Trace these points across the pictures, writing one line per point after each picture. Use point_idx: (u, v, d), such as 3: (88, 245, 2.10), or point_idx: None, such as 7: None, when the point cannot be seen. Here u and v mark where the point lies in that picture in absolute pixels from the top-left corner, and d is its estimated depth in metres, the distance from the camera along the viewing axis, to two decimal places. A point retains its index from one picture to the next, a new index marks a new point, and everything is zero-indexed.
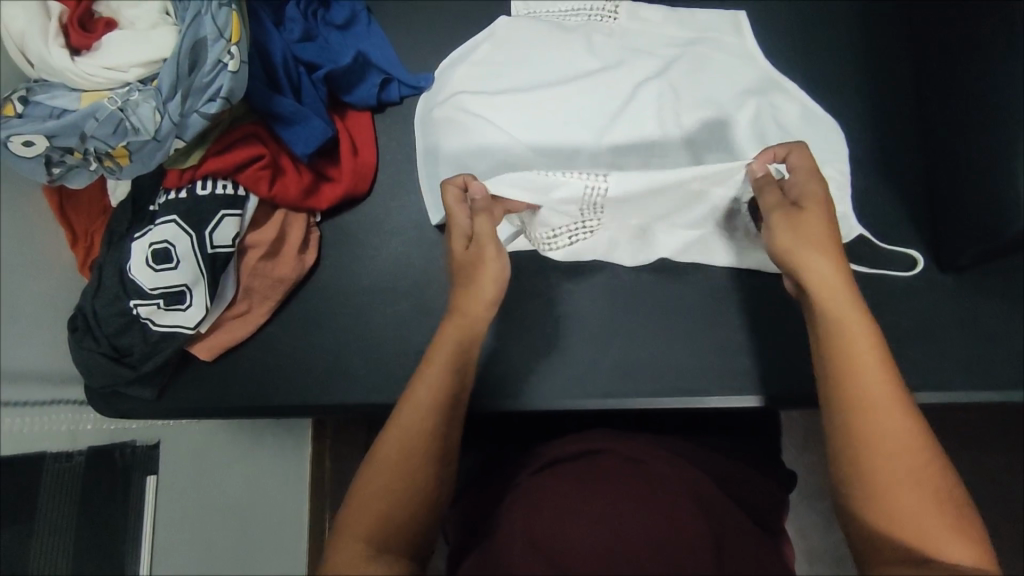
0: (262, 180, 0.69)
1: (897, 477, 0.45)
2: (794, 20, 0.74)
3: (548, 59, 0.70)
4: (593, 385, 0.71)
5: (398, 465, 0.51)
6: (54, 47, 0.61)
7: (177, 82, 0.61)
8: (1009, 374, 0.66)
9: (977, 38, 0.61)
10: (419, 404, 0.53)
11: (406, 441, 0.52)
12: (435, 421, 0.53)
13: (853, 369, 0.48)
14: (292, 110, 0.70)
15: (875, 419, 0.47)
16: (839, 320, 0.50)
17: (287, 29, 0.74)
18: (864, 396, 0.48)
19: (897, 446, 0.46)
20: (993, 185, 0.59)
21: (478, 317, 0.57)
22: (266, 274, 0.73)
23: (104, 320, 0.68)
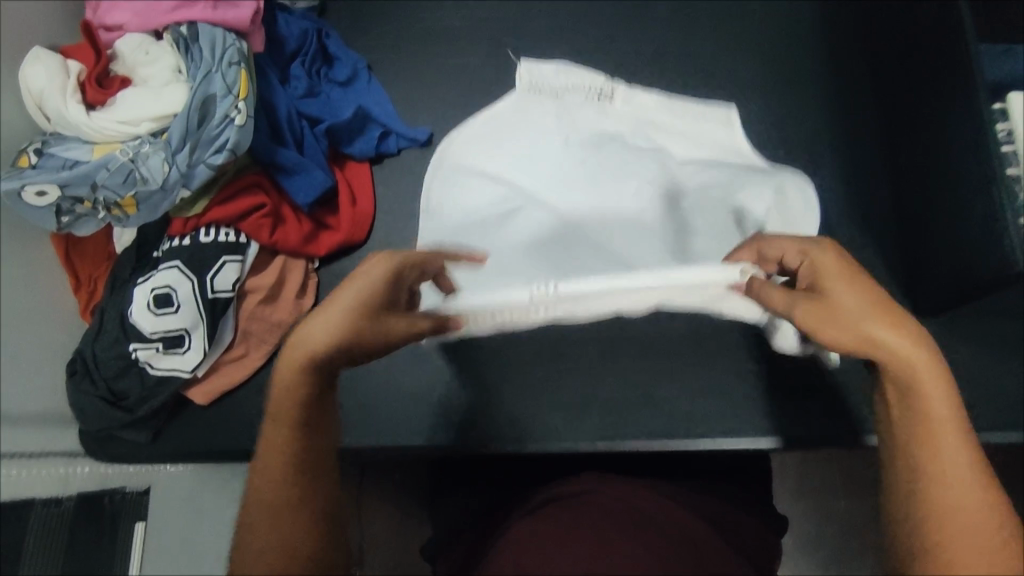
0: (264, 228, 0.72)
1: (964, 555, 0.47)
2: (768, 80, 0.79)
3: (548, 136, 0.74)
4: (582, 429, 0.72)
5: (265, 534, 0.51)
6: (71, 102, 0.65)
7: (186, 136, 0.65)
8: (991, 416, 0.67)
9: (935, 99, 0.66)
10: (268, 466, 0.52)
11: (267, 509, 0.51)
12: (285, 481, 0.51)
13: (933, 444, 0.50)
14: (293, 162, 0.73)
15: (953, 494, 0.49)
16: (920, 395, 0.50)
17: (291, 87, 0.78)
18: (942, 466, 0.49)
19: (970, 523, 0.48)
20: (964, 233, 0.63)
21: (314, 350, 0.51)
22: (263, 317, 0.75)
23: (103, 363, 0.69)
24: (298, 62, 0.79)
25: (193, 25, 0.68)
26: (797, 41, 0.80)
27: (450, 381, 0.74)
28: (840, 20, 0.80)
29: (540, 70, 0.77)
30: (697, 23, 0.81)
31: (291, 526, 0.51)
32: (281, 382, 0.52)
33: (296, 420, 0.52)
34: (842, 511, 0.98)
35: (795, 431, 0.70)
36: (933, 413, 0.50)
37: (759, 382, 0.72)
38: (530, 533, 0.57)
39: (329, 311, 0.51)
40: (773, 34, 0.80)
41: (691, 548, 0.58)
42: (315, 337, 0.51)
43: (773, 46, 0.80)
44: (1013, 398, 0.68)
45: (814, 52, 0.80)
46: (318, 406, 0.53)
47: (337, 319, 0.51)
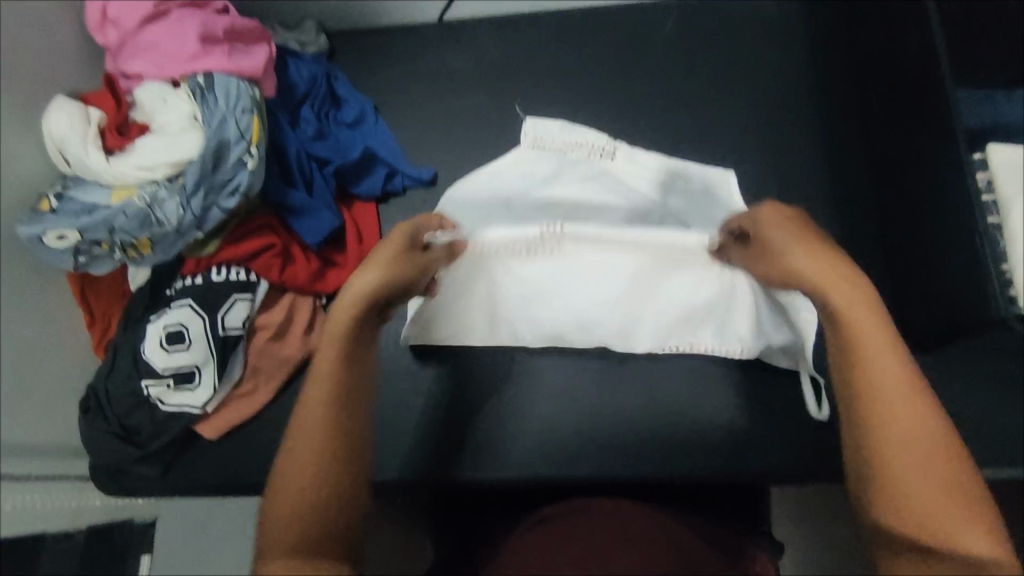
0: (274, 267, 0.75)
1: (911, 474, 0.48)
2: (763, 121, 0.82)
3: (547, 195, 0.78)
4: (583, 462, 0.73)
5: (310, 469, 0.53)
6: (92, 149, 0.67)
7: (201, 181, 0.67)
8: (981, 449, 0.69)
9: (922, 144, 0.69)
10: (314, 405, 0.54)
11: (312, 449, 0.53)
12: (337, 418, 0.54)
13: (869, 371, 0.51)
14: (302, 203, 0.76)
15: (891, 417, 0.49)
16: (858, 330, 0.52)
17: (301, 129, 0.81)
18: (880, 394, 0.50)
19: (914, 444, 0.49)
20: (960, 271, 0.65)
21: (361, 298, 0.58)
22: (272, 354, 0.76)
23: (116, 400, 0.71)
24: (308, 105, 0.83)
25: (209, 75, 0.71)
26: (790, 84, 0.83)
27: (454, 415, 0.76)
28: (830, 62, 0.83)
29: (545, 127, 0.79)
30: (693, 67, 0.85)
31: (335, 464, 0.53)
32: (333, 319, 0.58)
33: (347, 355, 0.56)
34: (845, 538, 0.98)
35: (795, 463, 0.72)
36: (863, 339, 0.51)
37: (760, 415, 0.73)
38: (526, 554, 0.56)
39: (369, 268, 0.60)
40: (765, 77, 0.84)
41: (690, 554, 0.57)
42: (365, 283, 0.58)
43: (767, 89, 0.83)
44: (1000, 433, 0.69)
45: (807, 94, 0.82)
46: (364, 343, 0.59)
47: (383, 263, 0.60)
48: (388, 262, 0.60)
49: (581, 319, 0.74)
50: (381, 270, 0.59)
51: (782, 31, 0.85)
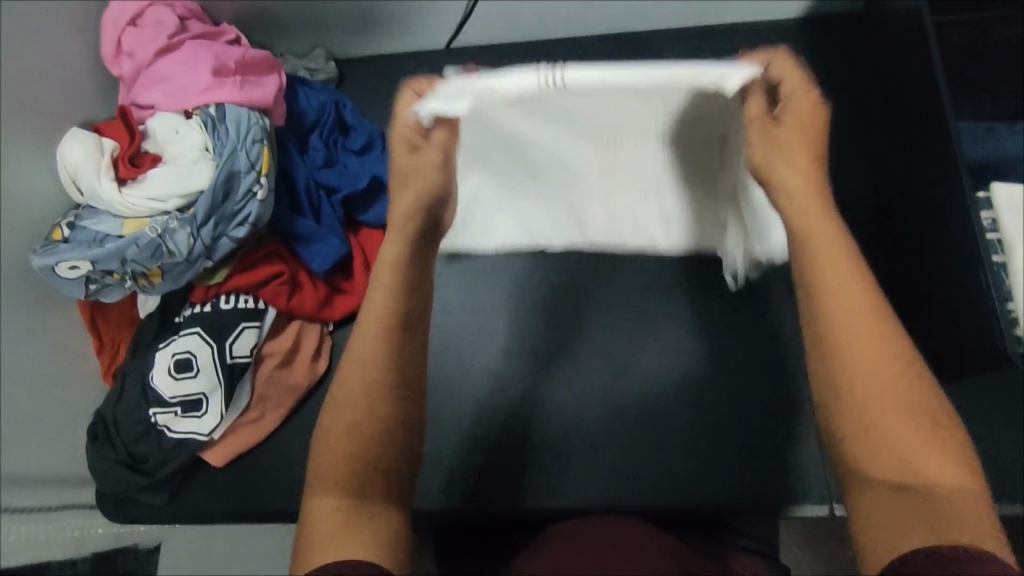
0: (282, 294, 0.75)
1: (870, 394, 0.45)
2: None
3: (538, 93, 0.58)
4: (589, 494, 0.71)
5: (361, 396, 0.50)
6: (104, 179, 0.68)
7: (211, 211, 0.68)
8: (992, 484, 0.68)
9: (928, 176, 0.69)
10: (366, 333, 0.51)
11: (363, 380, 0.50)
12: (388, 351, 0.51)
13: (829, 278, 0.48)
14: (310, 231, 0.77)
15: (847, 324, 0.47)
16: (809, 227, 0.50)
17: (310, 157, 0.82)
18: (831, 303, 0.48)
19: (877, 362, 0.46)
20: (968, 305, 0.65)
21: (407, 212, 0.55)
22: (279, 382, 0.77)
23: (124, 428, 0.72)
24: (317, 134, 0.84)
25: (220, 106, 0.72)
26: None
27: (454, 447, 0.74)
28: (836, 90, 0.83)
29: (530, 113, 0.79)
30: None
31: (382, 399, 0.50)
32: (387, 253, 0.54)
33: (400, 287, 0.53)
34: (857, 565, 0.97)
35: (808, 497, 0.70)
36: (822, 250, 0.49)
37: (775, 447, 0.71)
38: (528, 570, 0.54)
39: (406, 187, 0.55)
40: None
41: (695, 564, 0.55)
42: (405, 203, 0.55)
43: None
44: (1009, 468, 0.69)
45: None
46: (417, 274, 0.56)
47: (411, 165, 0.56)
48: (411, 165, 0.56)
49: (567, 237, 0.81)
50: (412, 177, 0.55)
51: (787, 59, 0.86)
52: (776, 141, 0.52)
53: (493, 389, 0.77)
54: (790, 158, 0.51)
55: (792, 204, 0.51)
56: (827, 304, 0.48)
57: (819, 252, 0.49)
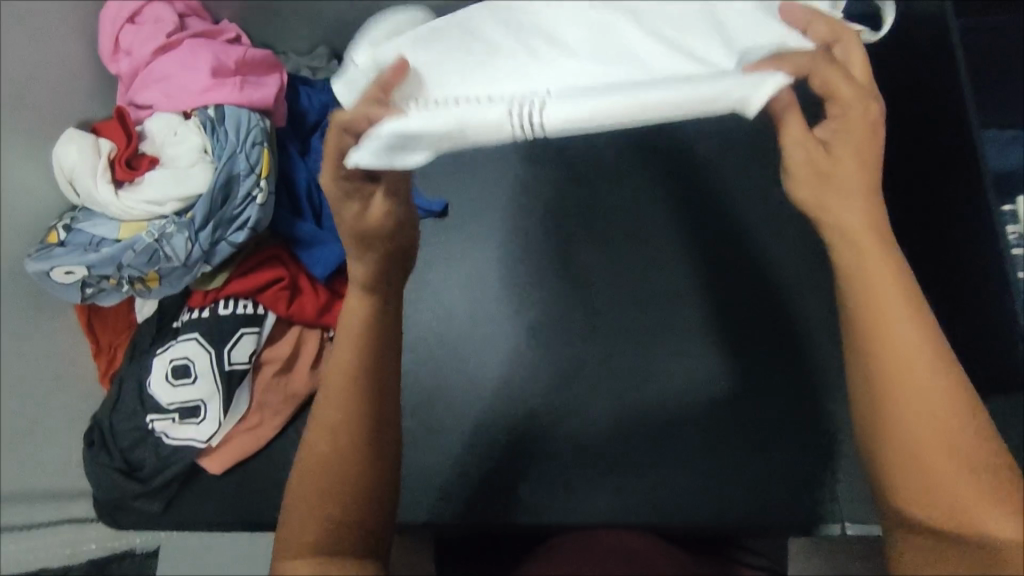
0: (281, 300, 0.74)
1: (920, 439, 0.40)
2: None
3: (458, 65, 0.42)
4: (596, 510, 0.69)
5: (325, 457, 0.46)
6: (101, 182, 0.67)
7: (210, 215, 0.67)
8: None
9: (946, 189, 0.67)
10: (332, 392, 0.47)
11: (331, 440, 0.46)
12: (354, 408, 0.47)
13: (881, 324, 0.42)
14: (311, 234, 0.75)
15: (896, 368, 0.41)
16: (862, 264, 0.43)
17: (311, 160, 0.80)
18: (884, 345, 0.42)
19: (928, 409, 0.40)
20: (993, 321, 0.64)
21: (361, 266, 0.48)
22: (279, 388, 0.76)
23: (120, 434, 0.71)
24: (319, 135, 0.82)
25: (220, 108, 0.70)
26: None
27: (453, 459, 0.72)
28: None
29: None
30: None
31: (355, 460, 0.46)
32: (352, 308, 0.49)
33: (366, 343, 0.48)
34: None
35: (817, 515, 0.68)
36: (878, 284, 0.42)
37: (785, 464, 0.69)
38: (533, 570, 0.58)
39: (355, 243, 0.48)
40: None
41: None
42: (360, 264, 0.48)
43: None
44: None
45: None
46: (383, 330, 0.49)
47: (362, 222, 0.46)
48: (354, 233, 0.47)
49: None
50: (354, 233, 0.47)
51: None
52: (818, 181, 0.43)
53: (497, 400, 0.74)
54: (844, 194, 0.42)
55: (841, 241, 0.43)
56: (877, 345, 0.42)
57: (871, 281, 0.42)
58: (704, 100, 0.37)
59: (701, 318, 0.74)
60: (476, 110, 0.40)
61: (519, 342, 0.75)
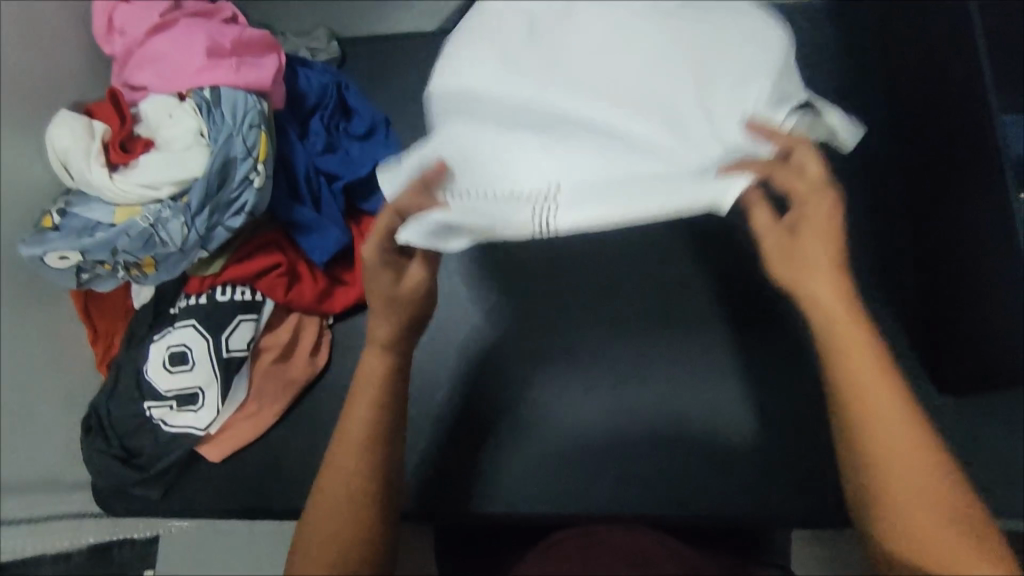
0: (279, 286, 0.73)
1: (902, 498, 0.51)
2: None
3: (488, 163, 0.52)
4: (597, 499, 0.69)
5: (344, 494, 0.58)
6: (95, 165, 0.65)
7: (206, 199, 0.65)
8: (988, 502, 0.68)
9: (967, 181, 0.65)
10: (350, 441, 0.59)
11: (343, 480, 0.58)
12: (367, 457, 0.59)
13: (864, 405, 0.52)
14: (310, 220, 0.74)
15: (881, 443, 0.51)
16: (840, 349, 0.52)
17: (310, 143, 0.79)
18: (871, 425, 0.52)
19: (909, 477, 0.51)
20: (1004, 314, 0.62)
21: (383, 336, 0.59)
22: (277, 376, 0.74)
23: (118, 421, 0.71)
24: (318, 117, 0.80)
25: (216, 89, 0.68)
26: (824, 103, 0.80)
27: (455, 447, 0.71)
28: (865, 77, 0.79)
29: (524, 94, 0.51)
30: None
31: (358, 499, 0.58)
32: (371, 370, 0.60)
33: (381, 402, 0.59)
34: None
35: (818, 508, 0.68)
36: (859, 373, 0.52)
37: (789, 454, 0.68)
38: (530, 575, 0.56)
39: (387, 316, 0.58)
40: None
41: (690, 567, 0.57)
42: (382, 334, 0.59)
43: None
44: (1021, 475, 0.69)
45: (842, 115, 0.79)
46: (397, 390, 0.61)
47: (389, 297, 0.57)
48: (387, 300, 0.57)
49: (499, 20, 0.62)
50: (381, 309, 0.58)
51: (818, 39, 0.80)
52: (785, 260, 0.51)
53: (501, 390, 0.73)
54: (818, 287, 0.51)
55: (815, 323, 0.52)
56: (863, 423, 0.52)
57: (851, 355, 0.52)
58: (680, 198, 0.47)
59: (709, 307, 0.72)
60: (508, 214, 0.49)
61: (522, 333, 0.74)
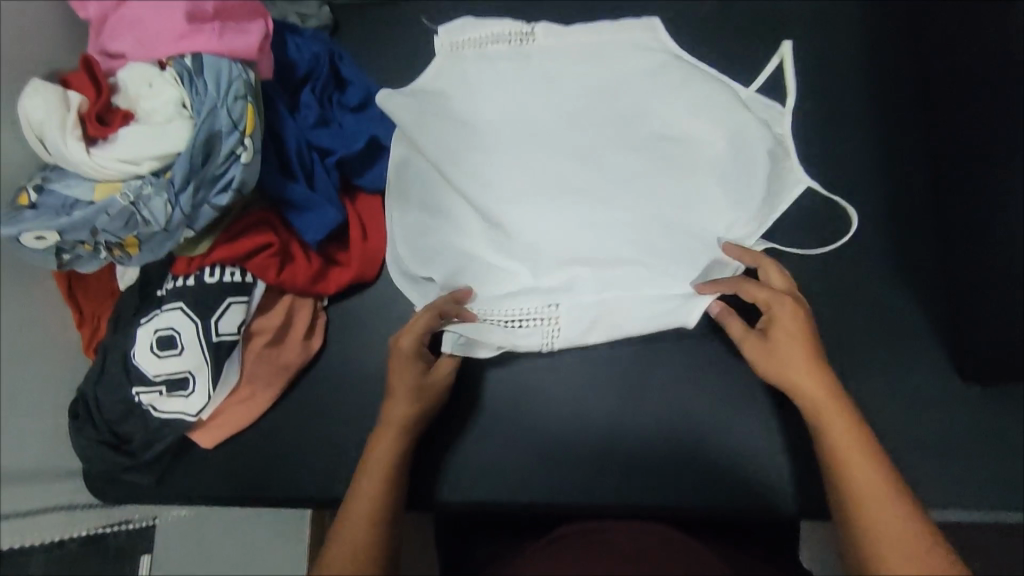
0: (271, 267, 0.69)
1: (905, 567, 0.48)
2: (811, 125, 0.76)
3: (503, 279, 0.71)
4: (599, 487, 0.67)
5: (349, 564, 0.53)
6: (71, 140, 0.61)
7: (190, 175, 0.61)
8: (1007, 494, 0.65)
9: (998, 154, 0.61)
10: (357, 518, 0.56)
11: (350, 552, 0.54)
12: (377, 532, 0.56)
13: (851, 470, 0.52)
14: (303, 197, 0.70)
15: (875, 510, 0.50)
16: (823, 417, 0.54)
17: (301, 115, 0.74)
18: (864, 489, 0.51)
19: (905, 542, 0.48)
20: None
21: (400, 417, 0.61)
22: (270, 360, 0.72)
23: (106, 408, 0.68)
24: (309, 87, 0.76)
25: (198, 57, 0.64)
26: (835, 83, 0.77)
27: (455, 435, 0.70)
28: (879, 54, 0.77)
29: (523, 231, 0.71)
30: (729, 56, 0.79)
31: (364, 567, 0.54)
32: (379, 452, 0.60)
33: (393, 481, 0.59)
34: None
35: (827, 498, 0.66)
36: (845, 442, 0.53)
37: (795, 443, 0.67)
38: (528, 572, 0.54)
39: (406, 387, 0.63)
40: (807, 74, 0.78)
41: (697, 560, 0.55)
42: (398, 415, 0.61)
43: (812, 86, 0.77)
44: None
45: (856, 95, 0.76)
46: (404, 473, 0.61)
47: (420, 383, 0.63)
48: (417, 386, 0.63)
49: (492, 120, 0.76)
50: (416, 391, 0.63)
51: (827, 17, 0.79)
52: (765, 355, 0.59)
53: (502, 377, 0.71)
54: (806, 368, 0.56)
55: (811, 408, 0.55)
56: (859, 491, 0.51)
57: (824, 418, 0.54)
58: (660, 315, 0.67)
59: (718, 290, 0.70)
60: (522, 338, 0.68)
61: None
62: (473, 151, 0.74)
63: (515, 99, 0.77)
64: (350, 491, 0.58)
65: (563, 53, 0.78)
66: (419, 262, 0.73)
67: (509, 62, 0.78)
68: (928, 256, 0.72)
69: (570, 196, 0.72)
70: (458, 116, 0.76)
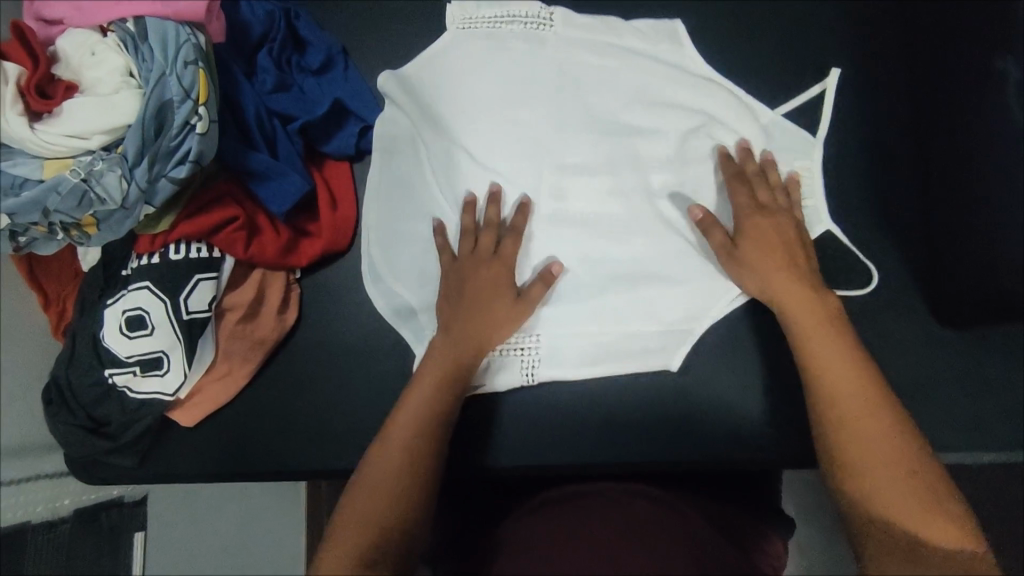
0: (238, 241, 0.67)
1: (864, 449, 0.53)
2: (787, 74, 0.74)
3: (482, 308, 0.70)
4: (585, 445, 0.68)
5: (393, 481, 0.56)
6: (11, 115, 0.56)
7: (144, 149, 0.58)
8: (988, 434, 0.66)
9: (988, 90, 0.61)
10: (401, 432, 0.59)
11: (394, 467, 0.57)
12: (419, 452, 0.58)
13: (819, 367, 0.58)
14: (267, 166, 0.67)
15: (839, 398, 0.56)
16: (804, 325, 0.60)
17: (259, 80, 0.71)
18: (836, 387, 0.56)
19: (866, 428, 0.54)
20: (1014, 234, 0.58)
21: (466, 350, 0.64)
22: (244, 336, 0.71)
23: (79, 391, 0.67)
24: (265, 50, 0.72)
25: (140, 20, 0.61)
26: (807, 31, 0.75)
27: None
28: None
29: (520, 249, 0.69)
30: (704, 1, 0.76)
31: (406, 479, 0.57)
32: (432, 363, 0.63)
33: (438, 401, 0.61)
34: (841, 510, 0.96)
35: (806, 446, 0.67)
36: (822, 352, 0.58)
37: (773, 394, 0.68)
38: (541, 526, 0.55)
39: (467, 312, 0.65)
40: (784, 18, 0.75)
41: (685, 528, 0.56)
42: (460, 333, 0.64)
43: (789, 29, 0.75)
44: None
45: (836, 38, 0.75)
46: (453, 403, 0.63)
47: (510, 308, 0.65)
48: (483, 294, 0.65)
49: (482, 104, 0.70)
50: (485, 324, 0.64)
51: None
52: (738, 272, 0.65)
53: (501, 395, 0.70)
54: (806, 307, 0.61)
55: (797, 337, 0.60)
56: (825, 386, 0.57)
57: (822, 365, 0.58)
58: (640, 354, 0.68)
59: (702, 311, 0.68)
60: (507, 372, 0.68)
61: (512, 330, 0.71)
62: (450, 162, 0.70)
63: (510, 81, 0.70)
64: (404, 399, 0.62)
65: (576, 56, 0.72)
66: (396, 276, 0.72)
67: (508, 38, 0.72)
68: (908, 202, 0.71)
69: (561, 201, 0.69)
70: (449, 116, 0.70)
